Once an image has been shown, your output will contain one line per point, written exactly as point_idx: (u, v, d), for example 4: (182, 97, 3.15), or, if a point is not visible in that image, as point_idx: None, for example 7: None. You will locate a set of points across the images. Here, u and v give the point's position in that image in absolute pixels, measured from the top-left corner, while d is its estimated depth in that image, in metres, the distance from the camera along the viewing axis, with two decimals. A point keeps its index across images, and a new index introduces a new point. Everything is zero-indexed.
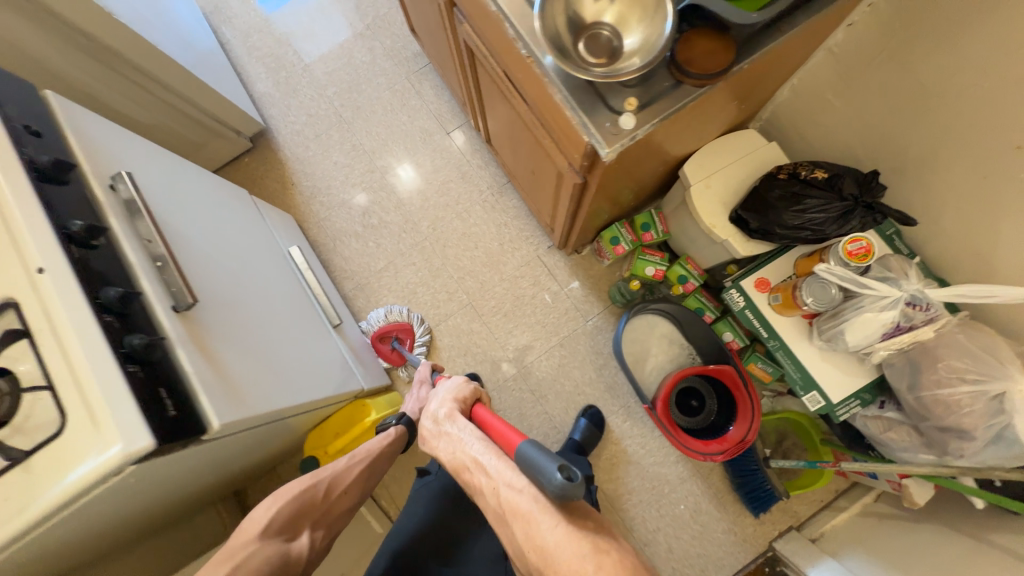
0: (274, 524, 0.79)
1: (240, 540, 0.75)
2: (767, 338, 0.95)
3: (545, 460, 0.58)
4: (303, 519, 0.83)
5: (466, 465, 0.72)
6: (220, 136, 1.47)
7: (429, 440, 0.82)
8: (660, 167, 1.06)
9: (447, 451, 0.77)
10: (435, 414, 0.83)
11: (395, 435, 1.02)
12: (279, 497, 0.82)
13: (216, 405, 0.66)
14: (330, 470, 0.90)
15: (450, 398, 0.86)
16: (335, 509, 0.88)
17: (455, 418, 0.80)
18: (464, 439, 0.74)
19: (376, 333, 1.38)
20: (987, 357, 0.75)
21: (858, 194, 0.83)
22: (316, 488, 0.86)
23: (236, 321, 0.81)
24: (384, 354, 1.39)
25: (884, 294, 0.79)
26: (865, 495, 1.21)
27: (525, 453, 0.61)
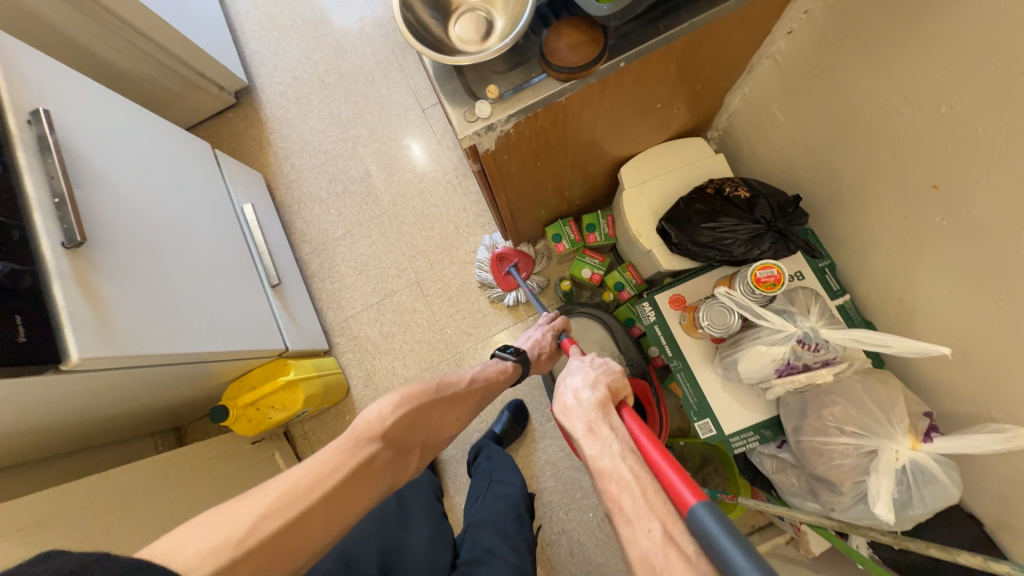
0: (394, 429, 0.70)
1: (364, 433, 0.66)
2: (671, 357, 0.90)
3: (741, 554, 0.37)
4: (417, 430, 0.74)
5: (609, 471, 0.52)
6: (203, 91, 1.52)
7: (561, 414, 0.64)
8: (598, 167, 1.00)
9: (583, 443, 0.58)
10: (581, 394, 0.65)
11: (508, 370, 0.92)
12: (404, 401, 0.73)
13: (82, 339, 0.70)
14: (450, 387, 0.81)
15: (602, 380, 0.67)
16: (443, 430, 0.79)
17: (608, 411, 0.61)
18: (613, 442, 0.55)
19: (498, 251, 1.35)
20: (873, 411, 0.70)
21: (772, 219, 0.80)
22: (435, 401, 0.77)
23: (137, 264, 0.85)
24: (498, 273, 1.34)
25: (778, 327, 0.74)
26: (778, 536, 1.14)
27: (699, 516, 0.41)
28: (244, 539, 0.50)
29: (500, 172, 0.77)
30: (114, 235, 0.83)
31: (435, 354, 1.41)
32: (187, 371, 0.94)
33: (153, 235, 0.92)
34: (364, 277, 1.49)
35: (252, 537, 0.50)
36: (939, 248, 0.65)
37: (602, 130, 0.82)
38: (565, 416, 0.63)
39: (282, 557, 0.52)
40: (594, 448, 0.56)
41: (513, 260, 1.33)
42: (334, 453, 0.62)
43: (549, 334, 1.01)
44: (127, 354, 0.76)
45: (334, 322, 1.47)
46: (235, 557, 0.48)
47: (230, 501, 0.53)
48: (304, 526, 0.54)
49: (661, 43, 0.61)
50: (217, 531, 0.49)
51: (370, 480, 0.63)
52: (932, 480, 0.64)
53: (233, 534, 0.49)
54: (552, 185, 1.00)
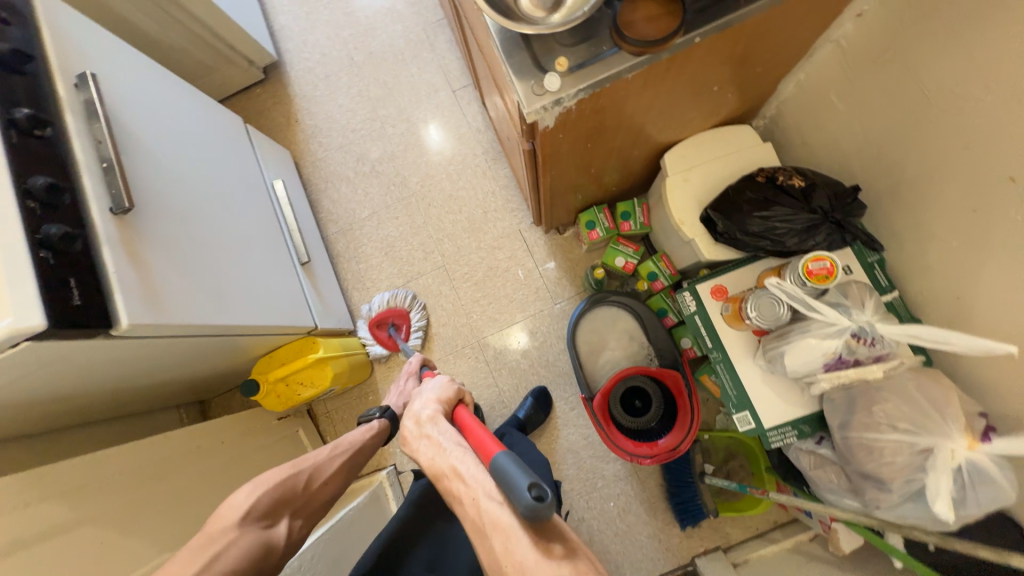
0: (255, 513, 0.70)
1: (220, 525, 0.67)
2: (711, 349, 0.90)
3: (516, 475, 0.53)
4: (285, 508, 0.75)
5: (444, 469, 0.64)
6: (233, 64, 1.50)
7: (404, 442, 0.72)
8: (642, 152, 0.98)
9: (422, 455, 0.69)
10: (416, 415, 0.75)
11: (378, 428, 0.96)
12: (261, 482, 0.74)
13: (130, 304, 0.69)
14: (312, 460, 0.83)
15: (434, 397, 0.78)
16: (317, 500, 0.80)
17: (438, 420, 0.72)
18: (442, 443, 0.67)
19: (373, 317, 1.38)
20: (929, 409, 0.68)
21: (829, 209, 0.78)
22: (297, 476, 0.79)
23: (178, 234, 0.85)
24: (381, 338, 1.38)
25: (831, 321, 0.73)
26: (802, 532, 1.15)
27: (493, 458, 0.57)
28: None
29: (550, 153, 0.76)
30: (158, 204, 0.83)
31: (460, 338, 1.41)
32: (222, 343, 0.94)
33: (192, 206, 0.92)
34: (390, 259, 1.48)
35: None
36: (1009, 244, 0.63)
37: (652, 113, 0.80)
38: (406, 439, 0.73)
39: None
40: (429, 454, 0.67)
41: (392, 321, 1.39)
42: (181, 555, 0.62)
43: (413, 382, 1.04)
44: (172, 323, 0.76)
45: (359, 303, 1.47)
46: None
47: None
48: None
49: (738, 19, 0.59)
50: None
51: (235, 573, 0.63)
52: (987, 481, 0.62)
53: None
54: (593, 170, 0.98)
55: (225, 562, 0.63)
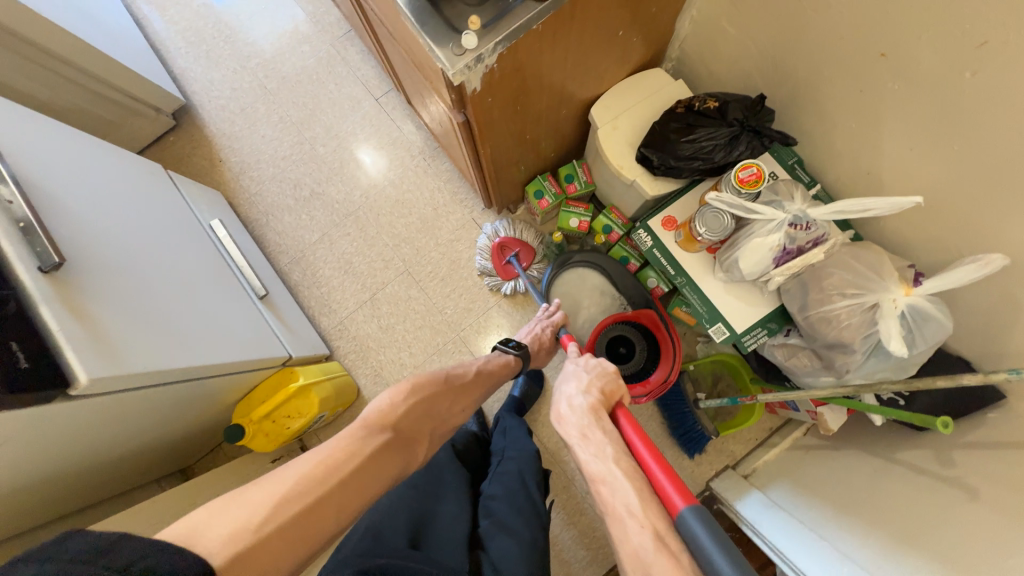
0: (403, 417, 0.76)
1: (377, 421, 0.72)
2: (675, 275, 0.96)
3: (731, 560, 0.45)
4: (428, 417, 0.80)
5: (602, 477, 0.59)
6: (138, 115, 1.43)
7: (555, 419, 0.71)
8: (569, 111, 1.03)
9: (578, 449, 0.65)
10: (575, 399, 0.71)
11: (509, 363, 0.99)
12: (413, 389, 0.79)
13: (85, 360, 0.66)
14: (454, 376, 0.88)
15: (594, 384, 0.73)
16: (450, 419, 0.85)
17: (598, 415, 0.68)
18: (605, 449, 0.62)
19: (499, 240, 1.36)
20: (867, 272, 0.76)
21: (744, 119, 0.84)
22: (444, 390, 0.84)
23: (120, 284, 0.81)
24: (499, 264, 1.36)
25: (770, 217, 0.80)
26: (795, 430, 1.24)
27: (690, 525, 0.49)
28: (269, 519, 0.56)
29: (485, 121, 0.79)
30: (94, 256, 0.79)
31: (440, 336, 1.41)
32: (194, 390, 0.90)
33: (130, 256, 0.88)
34: (352, 276, 1.46)
35: (276, 518, 0.56)
36: (896, 114, 0.72)
37: (568, 67, 0.85)
38: (562, 421, 0.70)
39: (296, 538, 0.57)
40: (587, 455, 0.63)
41: (515, 250, 1.35)
42: (349, 438, 0.67)
43: (547, 330, 1.09)
44: (133, 372, 0.72)
45: (329, 327, 1.43)
46: (250, 543, 0.53)
47: (241, 493, 0.58)
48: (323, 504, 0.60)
49: None
50: (237, 518, 0.55)
51: (380, 466, 0.68)
52: (928, 318, 0.71)
53: (250, 522, 0.55)
54: (529, 137, 1.02)
55: (375, 460, 0.68)
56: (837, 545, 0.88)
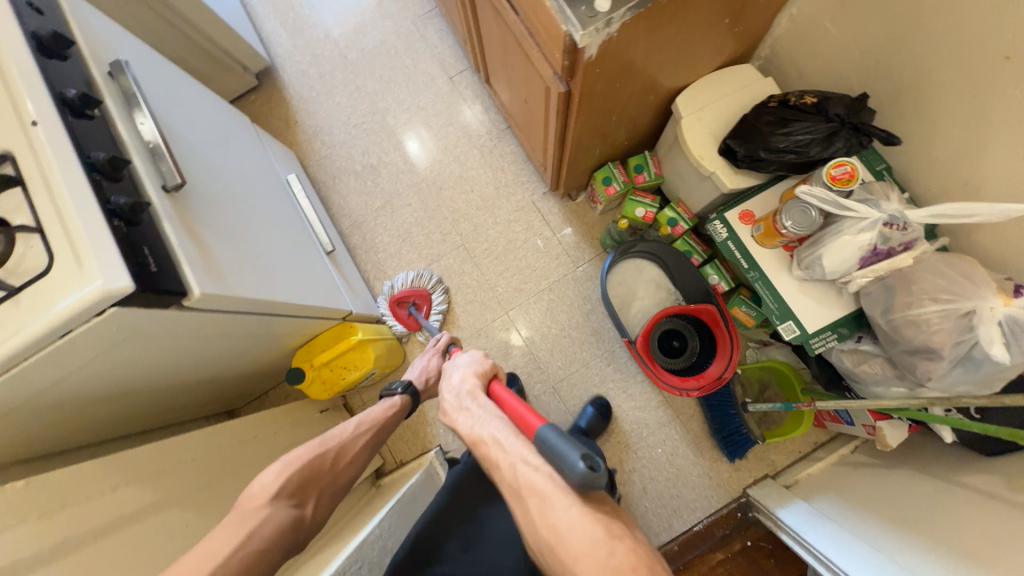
0: (283, 491, 0.69)
1: (250, 505, 0.66)
2: (747, 269, 0.96)
3: (565, 447, 0.53)
4: (310, 486, 0.74)
5: (480, 437, 0.63)
6: (227, 70, 1.51)
7: (441, 412, 0.72)
8: (654, 99, 1.03)
9: (459, 423, 0.68)
10: (454, 388, 0.74)
11: (400, 403, 0.94)
12: (287, 463, 0.72)
13: (197, 275, 0.70)
14: (337, 438, 0.82)
15: (470, 369, 0.77)
16: (341, 477, 0.79)
17: (475, 393, 0.71)
18: (482, 414, 0.66)
19: (394, 296, 1.37)
20: (962, 279, 0.74)
21: (844, 116, 0.83)
22: (322, 453, 0.78)
23: (220, 214, 0.85)
24: (402, 317, 1.37)
25: (863, 216, 0.79)
26: (843, 446, 1.22)
27: (541, 438, 0.56)
28: None
29: (585, 93, 0.81)
30: (200, 186, 0.84)
31: (489, 313, 1.43)
32: (269, 326, 0.94)
33: (226, 191, 0.92)
34: (409, 246, 1.50)
35: None
36: (1012, 120, 0.71)
37: (669, 50, 0.86)
38: (446, 409, 0.72)
39: None
40: (466, 424, 0.66)
41: (412, 300, 1.37)
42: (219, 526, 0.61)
43: (435, 363, 1.04)
44: (231, 296, 0.76)
45: (383, 291, 1.47)
46: None
47: None
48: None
49: None
50: None
51: (269, 548, 0.63)
52: None
53: None
54: (614, 119, 1.03)
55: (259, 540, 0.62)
56: (898, 559, 0.85)
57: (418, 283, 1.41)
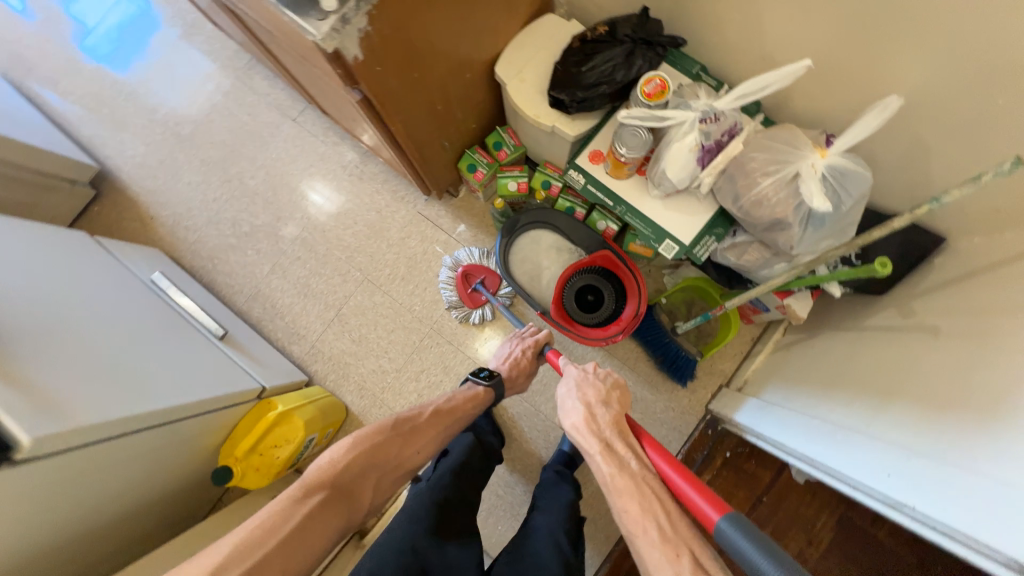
0: (348, 471, 0.73)
1: (315, 481, 0.69)
2: (614, 206, 0.96)
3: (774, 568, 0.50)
4: (373, 472, 0.76)
5: (632, 493, 0.64)
6: (54, 190, 1.40)
7: (575, 425, 0.74)
8: (475, 77, 1.03)
9: (600, 459, 0.69)
10: (596, 411, 0.75)
11: (474, 399, 0.96)
12: (357, 442, 0.76)
13: (27, 422, 0.65)
14: (411, 418, 0.85)
15: (612, 400, 0.79)
16: (405, 462, 0.81)
17: (625, 438, 0.72)
18: (636, 471, 0.67)
19: (462, 269, 1.36)
20: (784, 147, 0.78)
21: (634, 35, 0.87)
22: (393, 436, 0.80)
23: (51, 345, 0.78)
24: (465, 293, 1.36)
25: (681, 120, 0.82)
26: (775, 332, 1.27)
27: (729, 533, 0.55)
28: None
29: (382, 91, 0.79)
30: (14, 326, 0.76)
31: (415, 334, 1.39)
32: (164, 438, 0.87)
33: (60, 318, 0.84)
34: (312, 299, 1.44)
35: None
36: None
37: (456, 25, 0.84)
38: (582, 430, 0.73)
39: None
40: (613, 467, 0.67)
41: (480, 276, 1.37)
42: (278, 503, 0.65)
43: (529, 350, 1.08)
44: (85, 425, 0.71)
45: (302, 353, 1.40)
46: None
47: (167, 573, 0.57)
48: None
49: None
50: None
51: (321, 526, 0.66)
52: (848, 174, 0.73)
53: None
54: (443, 110, 1.01)
55: (309, 519, 0.65)
56: (831, 419, 0.89)
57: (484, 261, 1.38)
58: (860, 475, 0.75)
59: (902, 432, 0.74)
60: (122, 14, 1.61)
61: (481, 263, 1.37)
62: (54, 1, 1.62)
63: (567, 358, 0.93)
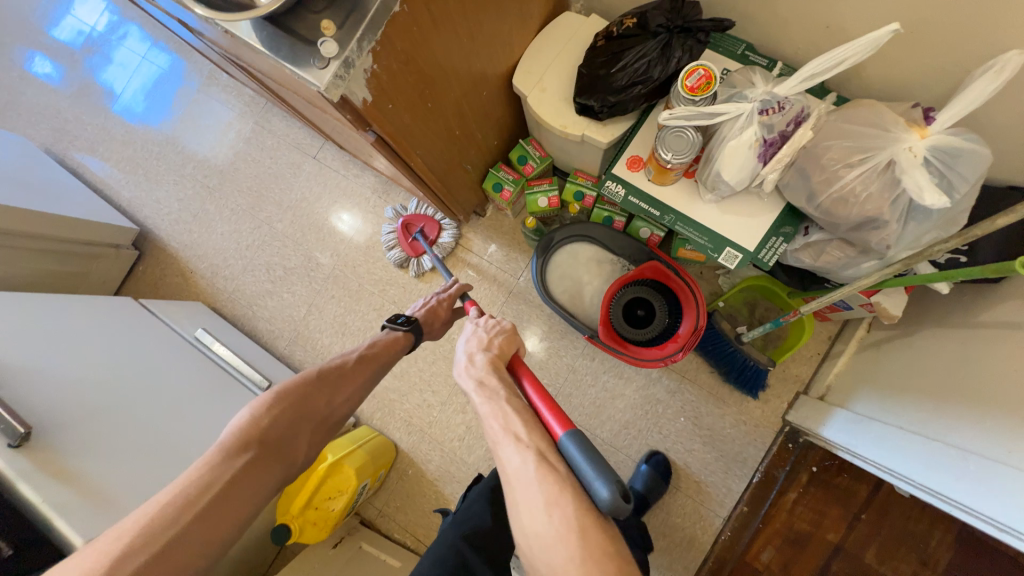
0: (273, 429, 0.65)
1: (232, 443, 0.62)
2: (661, 216, 0.86)
3: (597, 468, 0.50)
4: (304, 426, 0.68)
5: (491, 416, 0.58)
6: (102, 257, 1.45)
7: (455, 371, 0.66)
8: (494, 93, 0.95)
9: (472, 393, 0.62)
10: (472, 352, 0.68)
11: (394, 341, 0.81)
12: (277, 398, 0.67)
13: (77, 523, 0.65)
14: (330, 367, 0.73)
15: (493, 342, 0.70)
16: (333, 416, 0.72)
17: (499, 369, 0.65)
18: (501, 395, 0.61)
19: (403, 218, 1.35)
20: (870, 130, 0.65)
21: (669, 23, 0.76)
22: (315, 388, 0.70)
23: (103, 429, 0.79)
24: (406, 243, 1.35)
25: (735, 114, 0.71)
26: (858, 329, 1.12)
27: (569, 446, 0.53)
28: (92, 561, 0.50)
29: (396, 130, 0.73)
30: (68, 414, 0.77)
31: None
32: None
33: (111, 396, 0.85)
34: (351, 337, 1.42)
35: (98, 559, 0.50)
36: None
37: (469, 45, 0.77)
38: (461, 375, 0.65)
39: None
40: (484, 399, 0.60)
41: (419, 225, 1.34)
42: (201, 467, 0.58)
43: (444, 304, 0.92)
44: None
45: None
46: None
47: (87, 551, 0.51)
48: (178, 554, 0.52)
49: None
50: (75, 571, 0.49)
51: (251, 492, 0.60)
52: (961, 153, 0.60)
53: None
54: (463, 134, 0.95)
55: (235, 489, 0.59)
56: (951, 441, 0.76)
57: (423, 210, 1.36)
58: (1003, 515, 0.63)
59: None
60: (145, 75, 1.65)
61: (423, 213, 1.36)
62: (83, 72, 1.69)
63: (480, 312, 0.82)
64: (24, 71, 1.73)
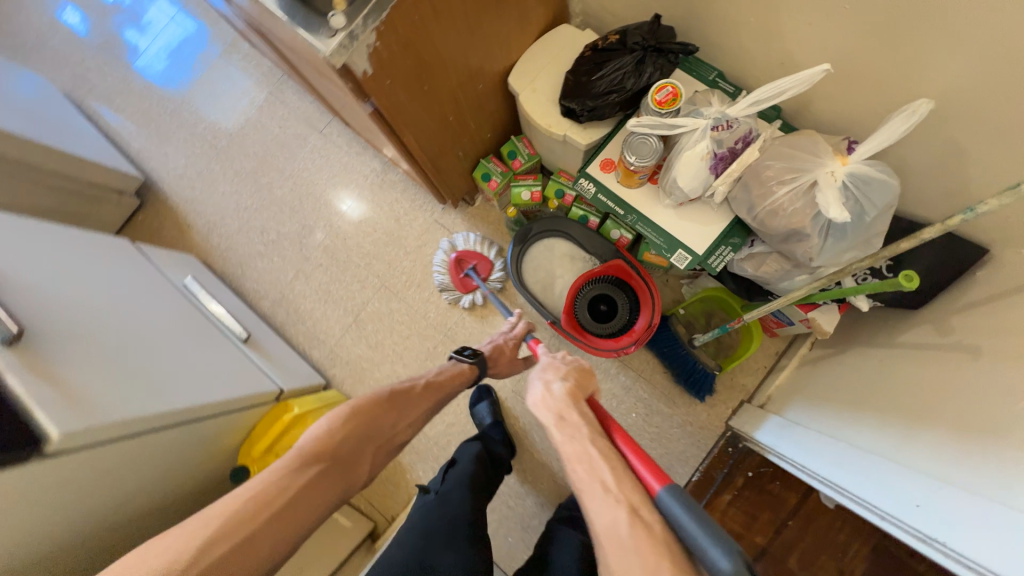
0: (343, 445, 0.75)
1: (307, 453, 0.71)
2: (625, 215, 0.95)
3: (709, 537, 0.49)
4: (369, 446, 0.78)
5: (576, 458, 0.61)
6: (104, 201, 1.51)
7: (532, 403, 0.70)
8: (488, 88, 1.04)
9: (553, 431, 0.65)
10: (550, 386, 0.70)
11: (458, 372, 0.92)
12: (351, 413, 0.77)
13: (56, 416, 0.70)
14: (398, 390, 0.84)
15: (571, 374, 0.73)
16: (394, 437, 0.82)
17: (580, 405, 0.68)
18: (584, 436, 0.62)
19: (455, 254, 1.35)
20: (803, 155, 0.74)
21: (644, 42, 0.85)
22: (386, 410, 0.81)
23: (89, 345, 0.84)
24: (457, 278, 1.36)
25: (692, 128, 0.80)
26: (802, 346, 1.20)
27: (671, 503, 0.53)
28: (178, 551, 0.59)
29: (391, 104, 0.81)
30: (56, 325, 0.83)
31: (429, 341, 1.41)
32: (190, 434, 0.93)
33: (96, 318, 0.91)
34: (332, 304, 1.48)
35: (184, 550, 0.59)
36: None
37: (467, 39, 0.86)
38: (538, 407, 0.69)
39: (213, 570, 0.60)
40: (563, 436, 0.63)
41: (472, 263, 1.36)
42: (275, 473, 0.68)
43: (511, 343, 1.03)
44: (110, 422, 0.76)
45: (321, 357, 1.45)
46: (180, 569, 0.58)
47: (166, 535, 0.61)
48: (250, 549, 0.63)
49: None
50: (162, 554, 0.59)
51: (316, 501, 0.70)
52: (871, 180, 0.70)
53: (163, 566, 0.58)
54: (456, 121, 1.03)
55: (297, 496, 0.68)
56: (856, 443, 0.85)
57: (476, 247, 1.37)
58: (885, 505, 0.73)
59: (935, 459, 0.69)
60: (170, 36, 1.73)
61: (475, 249, 1.36)
62: (111, 26, 1.77)
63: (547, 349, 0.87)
64: (54, 18, 1.80)
